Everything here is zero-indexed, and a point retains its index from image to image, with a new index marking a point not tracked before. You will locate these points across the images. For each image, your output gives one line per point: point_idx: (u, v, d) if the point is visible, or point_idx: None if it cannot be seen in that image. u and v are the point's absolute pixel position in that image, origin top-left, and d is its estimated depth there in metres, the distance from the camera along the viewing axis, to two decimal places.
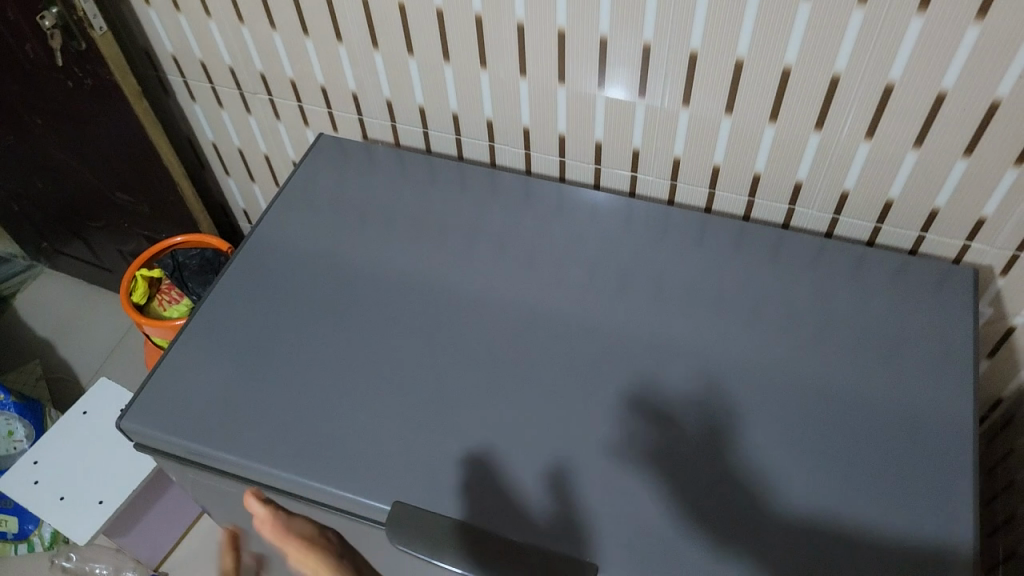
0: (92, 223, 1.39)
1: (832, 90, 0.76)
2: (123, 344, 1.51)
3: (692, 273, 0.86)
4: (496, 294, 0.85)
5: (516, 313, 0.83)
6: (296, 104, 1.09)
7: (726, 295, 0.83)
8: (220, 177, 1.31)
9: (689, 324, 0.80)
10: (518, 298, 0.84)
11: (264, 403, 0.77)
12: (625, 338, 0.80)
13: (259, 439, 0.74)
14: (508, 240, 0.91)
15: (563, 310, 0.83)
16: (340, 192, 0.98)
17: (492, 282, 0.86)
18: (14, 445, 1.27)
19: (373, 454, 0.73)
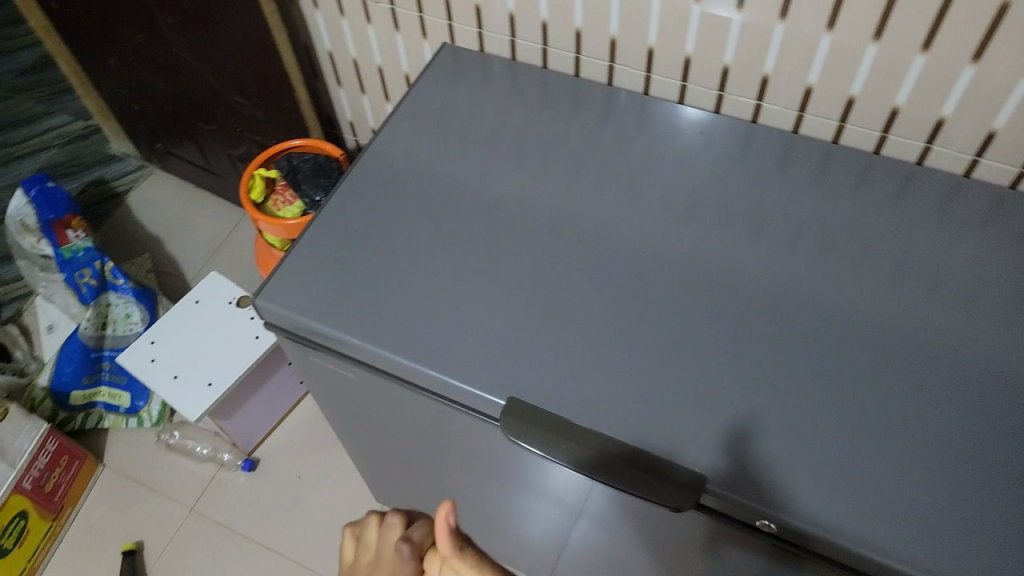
0: (206, 125, 1.43)
1: (998, 20, 0.72)
2: (225, 245, 1.57)
3: (817, 205, 0.83)
4: (612, 210, 0.85)
5: (631, 231, 0.83)
6: (416, 14, 1.08)
7: (851, 230, 0.80)
8: (332, 89, 1.33)
9: (810, 255, 0.79)
10: (634, 217, 0.84)
11: (385, 294, 0.80)
12: (743, 261, 0.79)
13: (379, 327, 0.77)
14: (627, 160, 0.90)
15: (679, 231, 0.82)
16: (458, 103, 0.99)
17: (607, 199, 0.86)
18: (130, 327, 1.37)
19: (488, 351, 0.75)
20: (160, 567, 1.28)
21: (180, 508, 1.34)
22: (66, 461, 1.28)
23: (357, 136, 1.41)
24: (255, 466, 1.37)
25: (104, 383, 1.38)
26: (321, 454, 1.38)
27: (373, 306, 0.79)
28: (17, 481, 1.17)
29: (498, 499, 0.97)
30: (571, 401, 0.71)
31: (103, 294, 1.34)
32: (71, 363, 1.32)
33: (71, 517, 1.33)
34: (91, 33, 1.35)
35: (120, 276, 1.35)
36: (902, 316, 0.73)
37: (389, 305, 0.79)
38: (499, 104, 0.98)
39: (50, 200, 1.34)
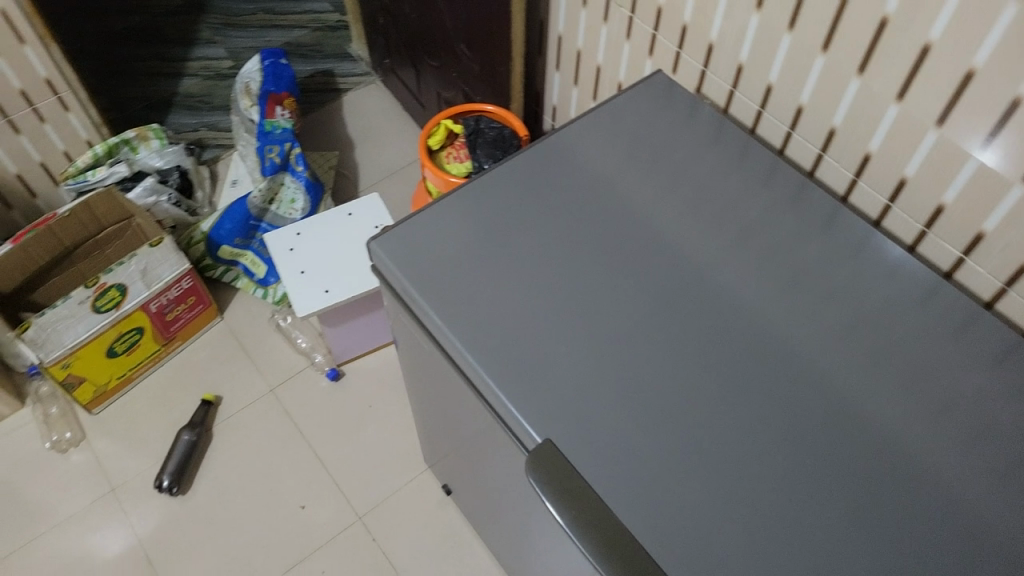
0: (429, 59, 1.49)
1: None
2: (402, 172, 1.64)
3: (974, 392, 0.72)
4: (743, 300, 0.78)
5: (751, 331, 0.76)
6: (650, 31, 1.05)
7: (997, 438, 0.69)
8: (549, 71, 1.33)
9: (934, 444, 0.69)
10: (761, 318, 0.77)
11: (488, 286, 0.80)
12: (855, 416, 0.70)
13: (466, 317, 0.77)
14: (789, 255, 0.82)
15: (802, 352, 0.74)
16: (648, 129, 0.94)
17: (744, 286, 0.79)
18: (290, 211, 1.49)
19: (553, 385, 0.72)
20: (227, 426, 1.40)
21: (263, 385, 1.45)
22: (192, 301, 1.42)
23: (555, 122, 1.41)
24: (338, 377, 1.45)
25: (251, 250, 1.50)
26: (397, 396, 1.43)
27: (471, 294, 0.79)
28: (147, 301, 1.33)
29: (520, 522, 0.95)
30: (605, 472, 0.67)
31: (281, 173, 1.45)
32: (232, 221, 1.45)
33: (178, 349, 1.48)
34: None
35: (301, 164, 1.45)
36: (1002, 562, 0.62)
37: (485, 298, 0.79)
38: (687, 145, 0.93)
39: (277, 74, 1.52)
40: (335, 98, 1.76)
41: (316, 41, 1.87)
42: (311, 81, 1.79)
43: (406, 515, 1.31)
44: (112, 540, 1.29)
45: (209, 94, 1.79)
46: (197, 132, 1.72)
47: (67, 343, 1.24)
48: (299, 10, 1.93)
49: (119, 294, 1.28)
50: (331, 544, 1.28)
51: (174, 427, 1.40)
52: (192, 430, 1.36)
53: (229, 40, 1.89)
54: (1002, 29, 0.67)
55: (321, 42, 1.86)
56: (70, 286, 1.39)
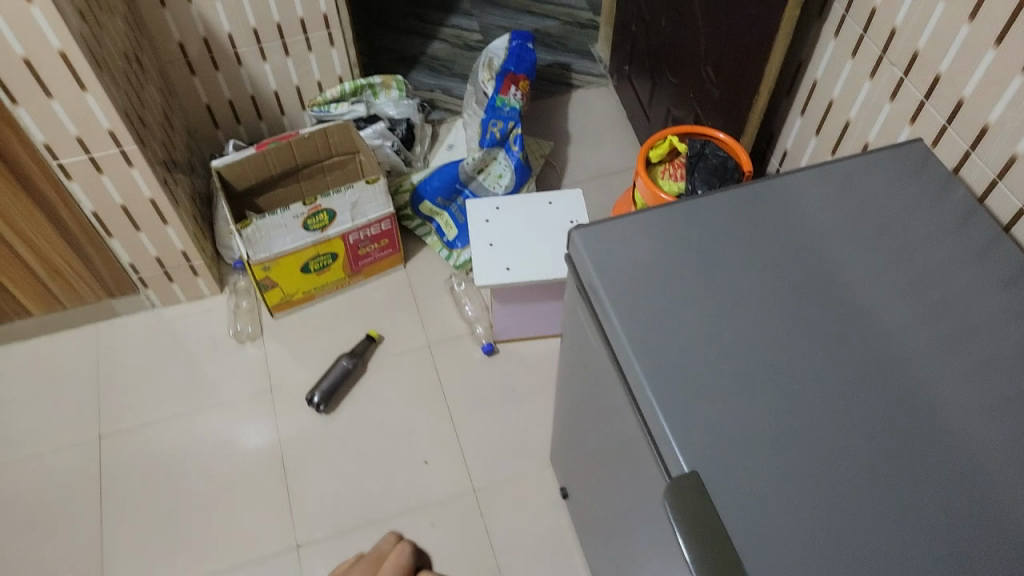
0: (670, 75, 1.48)
1: None
2: (608, 178, 1.64)
3: None
4: (949, 400, 0.71)
5: (949, 436, 0.69)
6: (920, 97, 0.98)
7: None
8: (792, 114, 1.28)
9: None
10: (965, 425, 0.69)
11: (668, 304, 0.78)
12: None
13: (642, 329, 0.76)
14: (1014, 370, 0.73)
15: (1003, 476, 0.66)
16: (890, 194, 0.88)
17: (953, 384, 0.72)
18: (495, 186, 1.54)
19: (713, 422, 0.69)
20: (380, 366, 1.48)
21: (421, 339, 1.51)
22: (383, 244, 1.51)
23: (781, 167, 1.35)
24: (492, 353, 1.49)
25: (448, 212, 1.57)
26: (541, 389, 1.45)
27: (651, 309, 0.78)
28: (347, 232, 1.43)
29: (633, 551, 0.93)
30: (741, 526, 0.64)
31: (496, 149, 1.52)
32: (440, 180, 1.53)
33: (358, 284, 1.58)
34: None
35: (516, 144, 1.49)
36: None
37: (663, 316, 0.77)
38: (928, 222, 0.85)
39: (521, 57, 1.57)
40: (566, 91, 1.80)
41: (565, 35, 1.92)
42: (548, 70, 1.84)
43: (517, 505, 1.32)
44: (254, 436, 1.41)
45: (453, 60, 1.89)
46: (433, 92, 1.82)
47: (272, 249, 1.37)
48: (558, 3, 2.00)
49: (327, 219, 1.39)
50: (441, 506, 1.32)
51: (335, 352, 1.50)
52: (351, 358, 1.45)
53: (485, 16, 1.98)
54: None
55: (568, 37, 1.91)
56: (285, 200, 1.52)
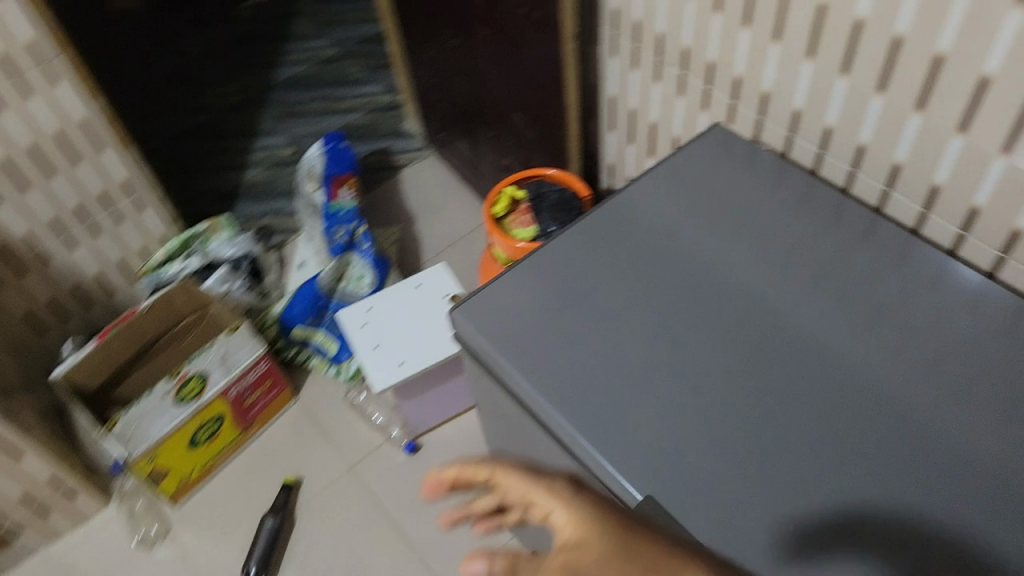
0: (484, 130, 1.54)
1: None
2: (463, 241, 1.68)
3: None
4: (831, 340, 0.78)
5: (842, 372, 0.76)
6: (703, 86, 1.08)
7: None
8: (603, 131, 1.36)
9: None
10: (851, 356, 0.77)
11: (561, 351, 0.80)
12: (961, 449, 0.69)
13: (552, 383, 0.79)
14: (869, 292, 0.82)
15: (897, 388, 0.73)
16: (715, 177, 0.97)
17: (827, 324, 0.80)
18: (359, 288, 1.53)
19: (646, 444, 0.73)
20: (311, 506, 1.43)
21: (343, 461, 1.48)
22: (268, 384, 1.47)
23: (612, 179, 1.43)
24: (415, 450, 1.47)
25: (322, 328, 1.54)
26: (476, 464, 1.44)
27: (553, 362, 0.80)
28: (226, 388, 1.37)
29: None
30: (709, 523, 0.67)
31: (348, 252, 1.51)
32: (302, 302, 1.50)
33: (257, 434, 1.52)
34: (420, 25, 1.51)
35: (366, 241, 1.51)
36: None
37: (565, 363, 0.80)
38: (756, 190, 0.94)
39: (338, 157, 1.60)
40: (393, 174, 1.84)
41: (372, 122, 1.95)
42: (369, 161, 1.87)
43: None
44: None
45: (273, 181, 1.88)
46: (264, 218, 1.80)
47: (151, 437, 1.29)
48: (354, 94, 2.03)
49: (200, 383, 1.32)
50: None
51: (260, 510, 1.43)
52: (275, 515, 1.38)
53: (289, 129, 1.99)
54: None
55: (376, 123, 1.95)
56: (151, 378, 1.45)
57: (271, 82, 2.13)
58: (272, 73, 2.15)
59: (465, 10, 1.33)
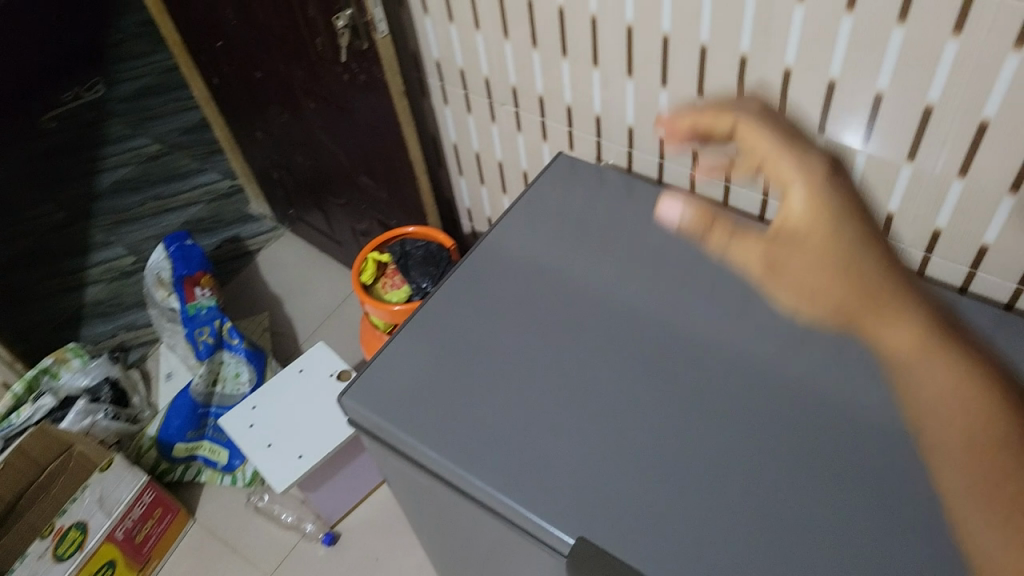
0: (335, 200, 1.50)
1: None
2: (337, 314, 1.63)
3: None
4: (716, 331, 0.81)
5: (733, 359, 0.78)
6: (539, 119, 1.11)
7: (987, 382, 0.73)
8: (453, 178, 1.37)
9: None
10: (739, 340, 0.79)
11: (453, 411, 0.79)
12: (851, 408, 0.73)
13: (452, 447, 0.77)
14: (735, 277, 0.85)
15: (784, 362, 0.77)
16: (573, 202, 0.99)
17: (711, 314, 0.82)
18: (238, 386, 1.45)
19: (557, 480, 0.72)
20: None
21: (258, 573, 1.38)
22: (159, 514, 1.36)
23: (472, 222, 1.44)
24: (335, 540, 1.39)
25: (207, 438, 1.45)
26: (400, 539, 1.39)
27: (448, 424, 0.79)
28: (110, 530, 1.26)
29: None
30: (643, 544, 0.68)
31: (218, 352, 1.43)
32: (179, 416, 1.41)
33: (156, 568, 1.39)
34: (244, 107, 1.47)
35: (235, 336, 1.43)
36: None
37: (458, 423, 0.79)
38: (616, 205, 0.98)
39: (187, 256, 1.52)
40: (248, 261, 1.76)
41: (215, 212, 1.87)
42: (219, 252, 1.78)
43: None
44: None
45: (119, 295, 1.75)
46: (116, 336, 1.67)
47: None
48: (189, 187, 1.94)
49: (80, 533, 1.21)
50: None
51: None
52: None
53: (125, 237, 1.86)
54: (846, 40, 0.77)
55: (219, 212, 1.87)
56: None
57: (94, 192, 1.99)
58: (93, 183, 2.01)
59: (287, 85, 1.30)
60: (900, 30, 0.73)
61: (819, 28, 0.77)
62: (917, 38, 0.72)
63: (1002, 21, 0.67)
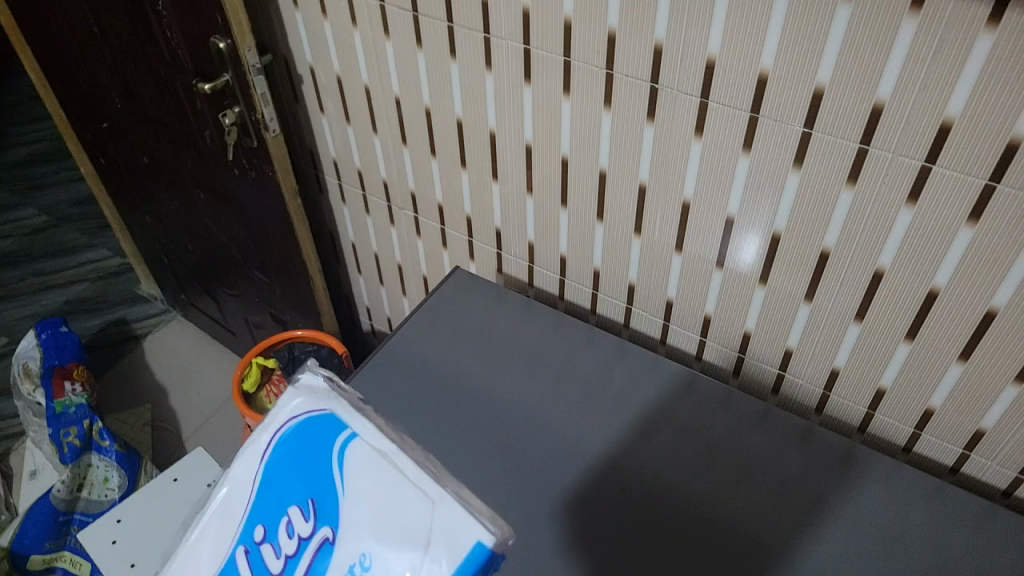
0: (228, 290, 1.41)
1: (985, 326, 0.70)
2: (226, 408, 1.52)
3: (830, 488, 0.79)
4: (604, 471, 0.81)
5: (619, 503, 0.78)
6: (439, 226, 1.07)
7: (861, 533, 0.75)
8: (352, 275, 1.31)
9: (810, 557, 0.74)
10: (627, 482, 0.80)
11: (286, 402, 0.53)
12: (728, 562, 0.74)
13: (264, 522, 0.50)
14: (618, 417, 0.87)
15: (667, 502, 0.78)
16: (467, 320, 0.99)
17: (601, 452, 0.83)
18: (106, 492, 1.32)
19: (469, 511, 0.46)
20: None
21: None
22: None
23: (372, 321, 1.37)
24: None
25: (69, 548, 1.29)
26: None
27: (254, 477, 0.52)
28: None
29: None
30: None
31: (85, 454, 1.31)
32: (36, 525, 1.26)
33: None
34: (132, 189, 1.38)
35: (106, 437, 1.32)
36: None
37: (352, 474, 0.49)
38: (509, 327, 0.98)
39: (59, 344, 1.40)
40: (134, 346, 1.64)
41: (102, 291, 1.75)
42: (102, 335, 1.65)
43: None
44: None
45: None
46: None
47: None
48: (76, 264, 1.82)
49: None
50: None
51: None
52: None
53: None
54: (742, 181, 0.75)
55: (107, 291, 1.75)
56: None
57: None
58: None
59: (177, 174, 1.23)
60: (795, 175, 0.71)
61: (715, 166, 0.76)
62: (813, 184, 0.71)
63: (891, 177, 0.66)
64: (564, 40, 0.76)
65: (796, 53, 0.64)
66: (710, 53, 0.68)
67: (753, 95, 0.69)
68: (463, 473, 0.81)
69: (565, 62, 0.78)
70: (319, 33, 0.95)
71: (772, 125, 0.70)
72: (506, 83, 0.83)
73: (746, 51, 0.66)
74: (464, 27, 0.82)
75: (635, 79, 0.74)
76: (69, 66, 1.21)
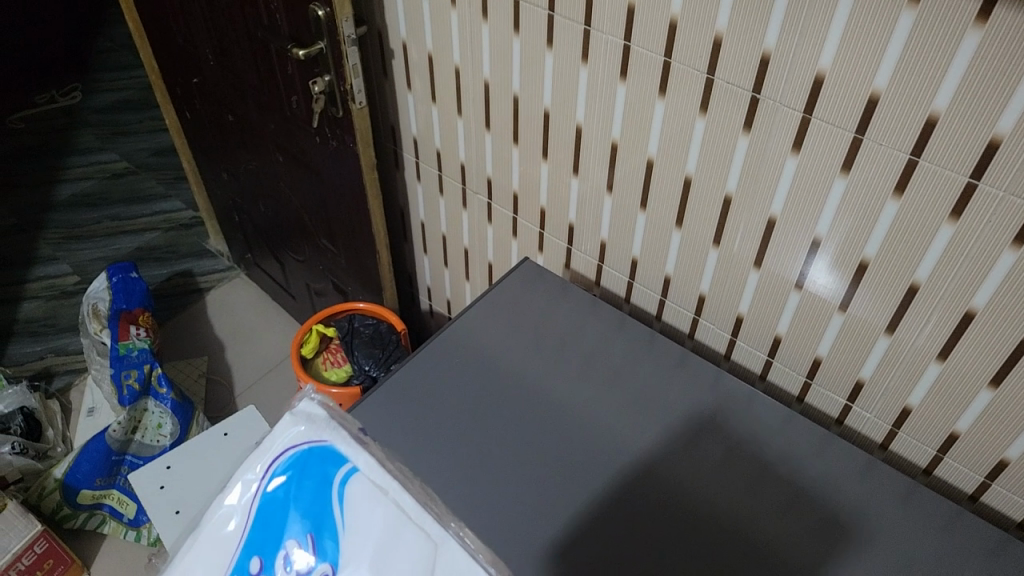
0: (293, 255, 1.44)
1: None
2: (279, 369, 1.55)
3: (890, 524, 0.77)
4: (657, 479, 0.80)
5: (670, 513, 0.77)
6: (511, 215, 1.06)
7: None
8: (416, 254, 1.31)
9: None
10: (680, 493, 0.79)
11: (284, 428, 0.50)
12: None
13: (260, 552, 0.47)
14: (675, 426, 0.85)
15: (719, 518, 0.77)
16: (529, 312, 0.98)
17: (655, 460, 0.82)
18: (158, 438, 1.36)
19: (471, 553, 0.46)
20: None
21: None
22: (48, 565, 1.22)
23: (431, 302, 1.37)
24: None
25: (117, 486, 1.34)
26: None
27: (251, 509, 0.48)
28: None
29: None
30: None
31: (142, 398, 1.34)
32: (90, 461, 1.30)
33: None
34: (214, 147, 1.41)
35: (164, 384, 1.35)
36: None
37: (351, 507, 0.47)
38: (572, 323, 0.97)
39: (128, 289, 1.44)
40: (197, 299, 1.68)
41: (172, 243, 1.80)
42: (168, 285, 1.70)
43: None
44: None
45: (55, 316, 1.66)
46: (43, 359, 1.57)
47: None
48: (150, 213, 1.88)
49: None
50: None
51: None
52: None
53: (73, 254, 1.78)
54: (835, 203, 0.73)
55: (177, 243, 1.80)
56: None
57: (49, 201, 1.91)
58: (50, 192, 1.93)
59: (259, 136, 1.25)
60: (894, 204, 0.69)
61: (809, 185, 0.73)
62: (912, 213, 0.68)
63: (999, 217, 0.63)
64: (667, 39, 0.74)
65: (914, 76, 0.61)
66: (821, 67, 0.66)
67: (861, 115, 0.66)
68: (513, 463, 0.81)
69: (664, 62, 0.76)
70: (416, 11, 0.95)
71: (877, 149, 0.67)
72: (601, 77, 0.82)
73: (861, 69, 0.64)
74: (565, 17, 0.81)
75: (737, 86, 0.72)
76: (168, 21, 1.24)
